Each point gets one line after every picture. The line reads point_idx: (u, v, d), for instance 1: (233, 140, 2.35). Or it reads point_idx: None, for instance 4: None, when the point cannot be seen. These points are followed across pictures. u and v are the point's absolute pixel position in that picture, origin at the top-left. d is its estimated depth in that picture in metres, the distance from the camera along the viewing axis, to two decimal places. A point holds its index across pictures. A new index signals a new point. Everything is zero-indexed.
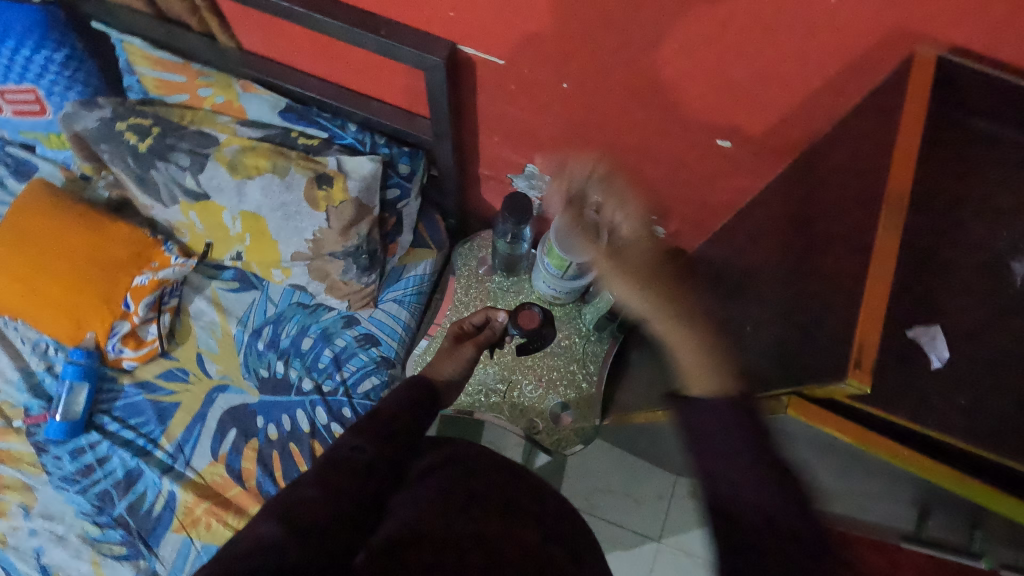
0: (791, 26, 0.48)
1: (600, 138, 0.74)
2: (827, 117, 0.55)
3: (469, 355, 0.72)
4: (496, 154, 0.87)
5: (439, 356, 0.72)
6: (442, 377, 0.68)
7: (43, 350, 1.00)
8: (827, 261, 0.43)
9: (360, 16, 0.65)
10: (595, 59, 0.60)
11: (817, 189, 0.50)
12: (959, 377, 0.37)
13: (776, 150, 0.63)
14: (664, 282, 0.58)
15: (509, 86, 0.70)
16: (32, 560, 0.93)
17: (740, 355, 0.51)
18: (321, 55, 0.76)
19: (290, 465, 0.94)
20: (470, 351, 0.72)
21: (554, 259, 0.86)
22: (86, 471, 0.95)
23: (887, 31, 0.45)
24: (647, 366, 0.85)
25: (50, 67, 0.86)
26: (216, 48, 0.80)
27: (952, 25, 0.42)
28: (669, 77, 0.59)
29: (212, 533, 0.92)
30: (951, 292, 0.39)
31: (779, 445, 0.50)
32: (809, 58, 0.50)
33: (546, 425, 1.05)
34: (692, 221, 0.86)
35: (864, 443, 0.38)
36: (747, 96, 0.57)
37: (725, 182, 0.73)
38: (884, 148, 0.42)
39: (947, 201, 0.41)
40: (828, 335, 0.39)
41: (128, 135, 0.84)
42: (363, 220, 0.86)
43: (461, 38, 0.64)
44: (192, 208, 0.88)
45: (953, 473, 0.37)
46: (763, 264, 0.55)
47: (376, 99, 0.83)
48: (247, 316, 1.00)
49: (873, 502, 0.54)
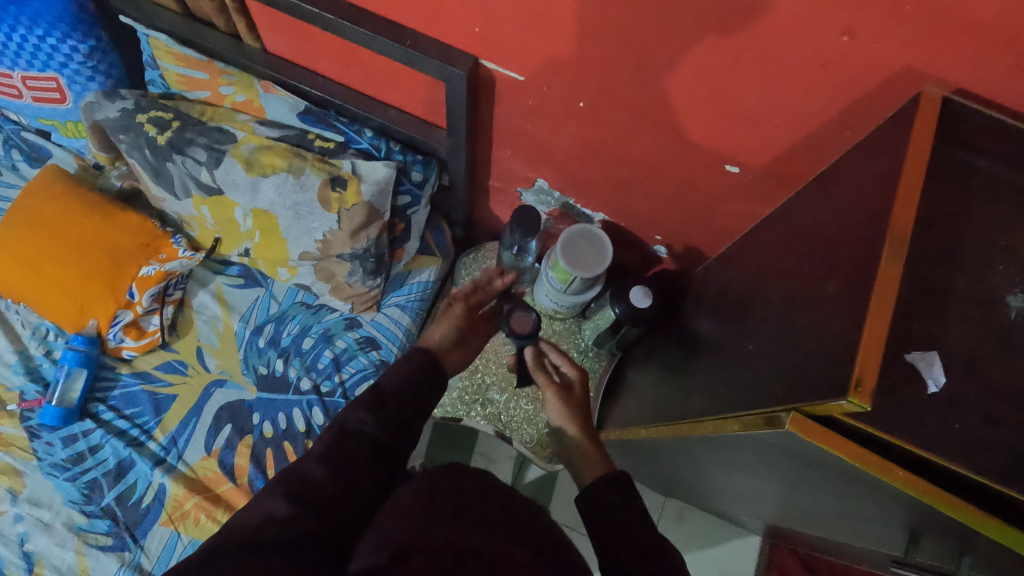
0: (805, 60, 0.50)
1: (611, 157, 0.76)
2: (834, 148, 0.58)
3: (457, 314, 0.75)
4: (508, 168, 0.89)
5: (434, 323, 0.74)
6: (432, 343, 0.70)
7: (43, 334, 1.00)
8: (831, 284, 0.44)
9: (386, 25, 0.67)
10: (613, 81, 0.62)
11: (822, 216, 0.52)
12: (954, 403, 0.39)
13: (781, 177, 0.65)
14: (583, 397, 0.72)
15: (526, 101, 0.72)
16: (16, 546, 0.92)
17: (742, 373, 0.53)
18: (344, 60, 0.78)
19: (282, 463, 0.94)
20: (459, 310, 0.76)
21: (559, 273, 0.88)
22: (77, 459, 0.94)
23: (897, 68, 0.47)
24: (644, 383, 0.86)
25: (75, 57, 0.88)
26: (241, 48, 0.82)
27: (960, 65, 0.44)
28: (682, 102, 0.61)
29: (200, 529, 0.91)
30: (949, 321, 0.41)
31: (774, 461, 0.51)
32: (820, 91, 0.52)
33: (538, 438, 1.07)
34: (694, 242, 0.88)
35: (860, 462, 0.39)
36: (757, 123, 0.59)
37: (729, 207, 0.75)
38: (890, 179, 0.44)
39: (948, 234, 0.43)
40: (829, 355, 0.40)
41: (147, 127, 0.85)
42: (373, 224, 0.88)
43: (484, 53, 0.66)
44: (205, 202, 0.90)
45: (952, 497, 0.38)
46: (766, 287, 0.57)
47: (395, 107, 0.85)
48: (249, 313, 1.00)
49: (863, 525, 0.56)
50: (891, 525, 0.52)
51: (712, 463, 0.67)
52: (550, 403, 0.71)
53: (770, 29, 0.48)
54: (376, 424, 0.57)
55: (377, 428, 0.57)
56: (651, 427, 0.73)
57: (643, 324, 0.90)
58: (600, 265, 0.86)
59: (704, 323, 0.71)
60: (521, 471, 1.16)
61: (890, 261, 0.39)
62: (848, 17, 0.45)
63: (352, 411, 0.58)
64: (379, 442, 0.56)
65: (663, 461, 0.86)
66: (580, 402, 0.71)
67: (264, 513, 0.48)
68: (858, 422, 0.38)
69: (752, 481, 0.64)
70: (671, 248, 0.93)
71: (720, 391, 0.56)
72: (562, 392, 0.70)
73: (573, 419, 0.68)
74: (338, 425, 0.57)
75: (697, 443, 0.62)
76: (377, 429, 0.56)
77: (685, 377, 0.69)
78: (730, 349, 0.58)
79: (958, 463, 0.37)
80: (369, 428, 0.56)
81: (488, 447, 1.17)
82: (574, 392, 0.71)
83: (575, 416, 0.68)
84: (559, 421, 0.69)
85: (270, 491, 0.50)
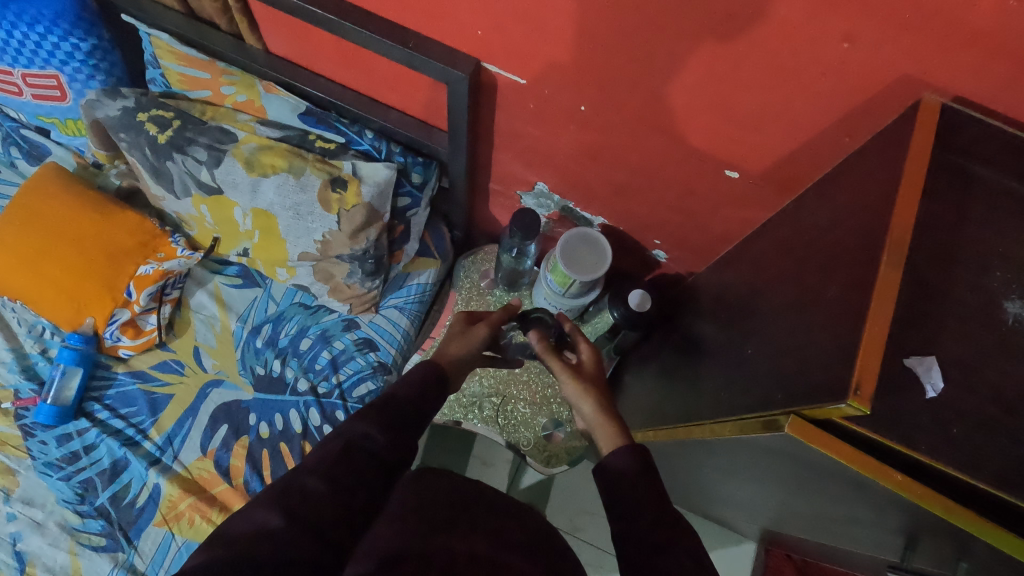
0: (805, 66, 0.50)
1: (611, 161, 0.77)
2: (833, 154, 0.58)
3: (481, 335, 0.73)
4: (508, 171, 0.90)
5: (452, 337, 0.73)
6: (452, 356, 0.69)
7: (39, 332, 0.99)
8: (831, 288, 0.45)
9: (389, 27, 0.67)
10: (614, 86, 0.63)
11: (822, 220, 0.52)
12: (952, 407, 0.39)
13: (781, 183, 0.65)
14: (595, 371, 0.70)
15: (527, 105, 0.72)
16: (8, 545, 0.91)
17: (740, 378, 0.53)
18: (346, 61, 0.78)
19: (278, 465, 0.93)
20: (482, 332, 0.74)
21: (558, 275, 0.88)
22: (71, 458, 0.94)
23: (897, 76, 0.47)
24: (643, 387, 0.86)
25: (76, 54, 0.88)
26: (243, 48, 0.82)
27: (958, 74, 0.45)
28: (683, 108, 0.61)
29: (195, 530, 0.91)
30: (946, 326, 0.41)
31: (773, 465, 0.51)
32: (819, 97, 0.53)
33: (535, 442, 1.07)
34: (694, 248, 0.88)
35: (858, 465, 0.40)
36: (757, 129, 0.60)
37: (729, 212, 0.75)
38: (890, 186, 0.44)
39: (945, 240, 0.43)
40: (828, 359, 0.40)
41: (148, 126, 0.85)
42: (373, 225, 0.88)
43: (486, 56, 0.66)
44: (204, 202, 0.89)
45: (950, 502, 0.39)
46: (764, 292, 0.57)
47: (396, 109, 0.85)
48: (247, 313, 1.00)
49: (860, 530, 0.56)
50: (889, 530, 0.52)
51: (710, 467, 0.67)
52: (567, 385, 0.69)
53: (771, 36, 0.49)
54: (386, 441, 0.54)
55: (386, 443, 0.54)
56: (650, 431, 0.72)
57: (641, 328, 0.90)
58: (599, 269, 0.86)
59: (702, 326, 0.71)
60: (517, 475, 1.16)
61: (890, 266, 0.39)
62: (848, 25, 0.45)
63: (354, 423, 0.55)
64: (384, 457, 0.54)
65: (663, 465, 0.86)
66: (594, 381, 0.69)
67: (261, 513, 0.47)
68: (857, 425, 0.38)
69: (750, 485, 0.64)
70: (670, 252, 0.93)
71: (718, 394, 0.56)
72: (575, 370, 0.69)
73: (591, 395, 0.66)
74: (345, 437, 0.53)
75: (695, 447, 0.62)
76: (387, 445, 0.54)
77: (683, 381, 0.69)
78: (730, 353, 0.58)
79: (955, 467, 0.37)
80: (379, 445, 0.54)
81: (484, 451, 1.16)
82: (586, 369, 0.70)
83: (592, 392, 0.67)
84: (577, 398, 0.67)
85: (264, 501, 0.48)
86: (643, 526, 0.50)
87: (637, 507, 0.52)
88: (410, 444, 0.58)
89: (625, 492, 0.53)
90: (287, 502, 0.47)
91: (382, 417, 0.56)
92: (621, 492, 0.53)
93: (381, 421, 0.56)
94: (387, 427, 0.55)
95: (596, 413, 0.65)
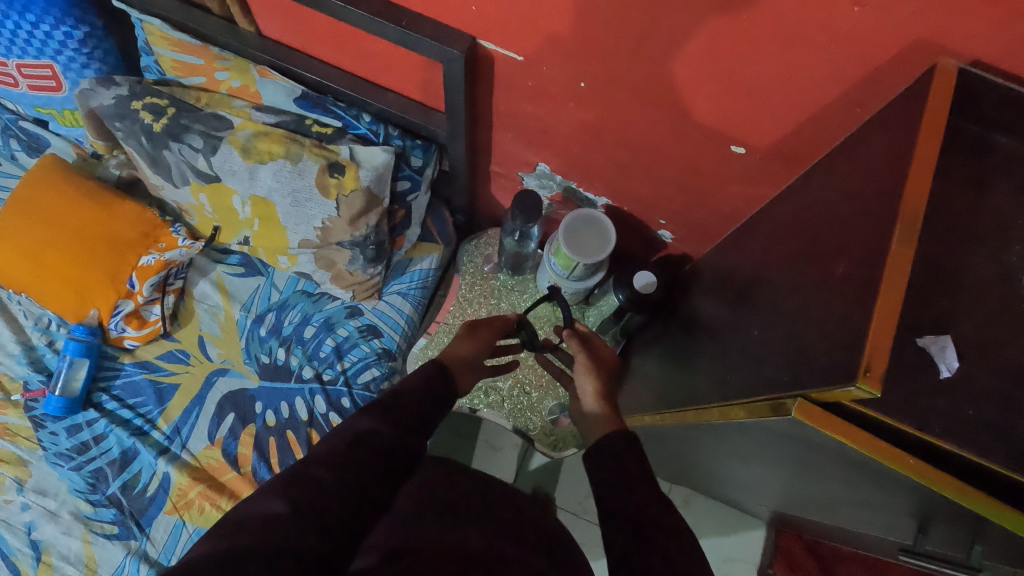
0: (811, 34, 0.48)
1: (613, 138, 0.74)
2: (843, 126, 0.55)
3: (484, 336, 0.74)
4: (509, 152, 0.88)
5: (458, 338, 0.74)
6: (459, 355, 0.70)
7: (45, 324, 0.99)
8: (840, 267, 0.43)
9: (382, 5, 0.65)
10: (614, 61, 0.60)
11: (831, 196, 0.51)
12: (967, 388, 0.37)
13: (788, 158, 0.63)
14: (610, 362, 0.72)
15: (526, 82, 0.70)
16: (23, 534, 0.92)
17: (745, 359, 0.52)
18: (339, 42, 0.76)
19: (286, 452, 0.94)
20: (487, 334, 0.75)
21: (561, 258, 0.87)
22: (82, 448, 0.94)
23: (911, 41, 0.45)
24: (649, 371, 0.85)
25: (69, 43, 0.87)
26: (235, 31, 0.80)
27: (976, 38, 0.42)
28: (685, 81, 0.59)
29: (204, 517, 0.92)
30: (960, 306, 0.39)
31: (783, 449, 0.50)
32: (828, 66, 0.50)
33: (542, 426, 1.06)
34: (700, 227, 0.86)
35: (868, 449, 0.38)
36: (764, 101, 0.57)
37: (736, 190, 0.73)
38: (901, 158, 0.42)
39: (960, 214, 0.41)
40: (836, 342, 0.39)
41: (142, 114, 0.83)
42: (372, 211, 0.87)
43: (482, 32, 0.64)
44: (203, 190, 0.89)
45: (957, 482, 0.37)
46: (772, 272, 0.55)
47: (393, 91, 0.83)
48: (251, 302, 1.00)
49: (870, 513, 0.55)
50: (900, 515, 0.51)
51: (716, 451, 0.66)
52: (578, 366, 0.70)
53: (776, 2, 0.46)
54: (386, 434, 0.54)
55: (389, 437, 0.54)
56: (655, 415, 0.71)
57: (647, 311, 0.89)
58: (602, 250, 0.84)
59: (708, 308, 0.70)
60: (524, 460, 1.17)
61: (902, 242, 0.38)
62: None
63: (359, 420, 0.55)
64: (387, 449, 0.53)
65: (670, 449, 0.85)
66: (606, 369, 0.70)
67: (260, 508, 0.47)
68: (866, 409, 0.37)
69: (758, 468, 0.64)
70: (676, 233, 0.91)
71: (723, 379, 0.55)
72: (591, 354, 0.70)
73: (594, 377, 0.68)
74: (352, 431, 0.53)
75: (703, 431, 0.61)
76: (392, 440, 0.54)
77: (689, 363, 0.68)
78: (737, 335, 0.56)
79: (970, 450, 0.36)
80: (378, 438, 0.53)
81: (491, 435, 1.18)
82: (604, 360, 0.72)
83: (597, 376, 0.68)
84: (579, 375, 0.69)
85: (266, 495, 0.48)
86: (647, 511, 0.49)
87: (639, 492, 0.51)
88: (412, 430, 0.57)
89: (629, 479, 0.52)
90: (286, 496, 0.47)
91: (382, 412, 0.56)
92: (624, 478, 0.53)
93: (382, 414, 0.55)
94: (387, 420, 0.55)
95: (592, 394, 0.66)
